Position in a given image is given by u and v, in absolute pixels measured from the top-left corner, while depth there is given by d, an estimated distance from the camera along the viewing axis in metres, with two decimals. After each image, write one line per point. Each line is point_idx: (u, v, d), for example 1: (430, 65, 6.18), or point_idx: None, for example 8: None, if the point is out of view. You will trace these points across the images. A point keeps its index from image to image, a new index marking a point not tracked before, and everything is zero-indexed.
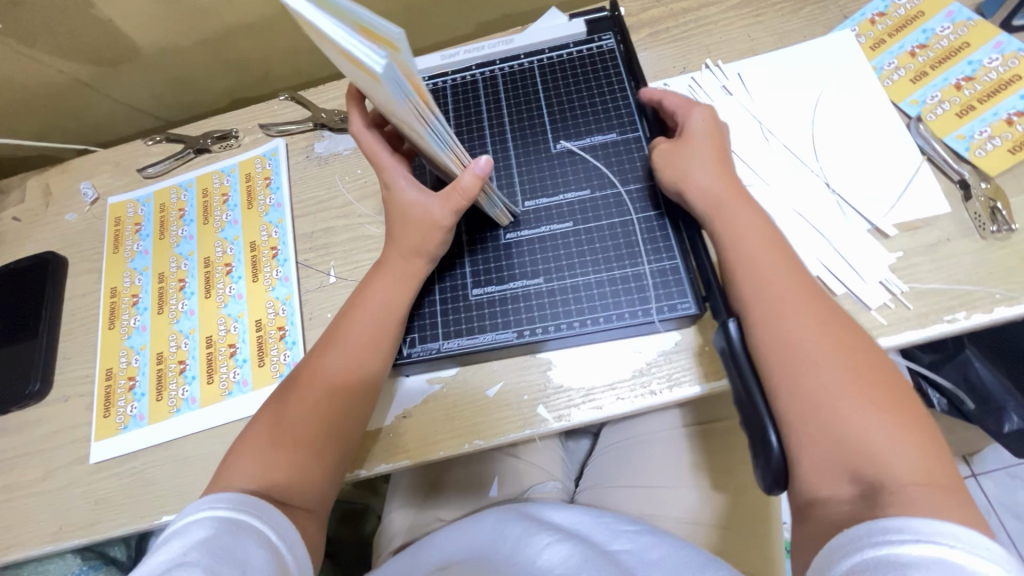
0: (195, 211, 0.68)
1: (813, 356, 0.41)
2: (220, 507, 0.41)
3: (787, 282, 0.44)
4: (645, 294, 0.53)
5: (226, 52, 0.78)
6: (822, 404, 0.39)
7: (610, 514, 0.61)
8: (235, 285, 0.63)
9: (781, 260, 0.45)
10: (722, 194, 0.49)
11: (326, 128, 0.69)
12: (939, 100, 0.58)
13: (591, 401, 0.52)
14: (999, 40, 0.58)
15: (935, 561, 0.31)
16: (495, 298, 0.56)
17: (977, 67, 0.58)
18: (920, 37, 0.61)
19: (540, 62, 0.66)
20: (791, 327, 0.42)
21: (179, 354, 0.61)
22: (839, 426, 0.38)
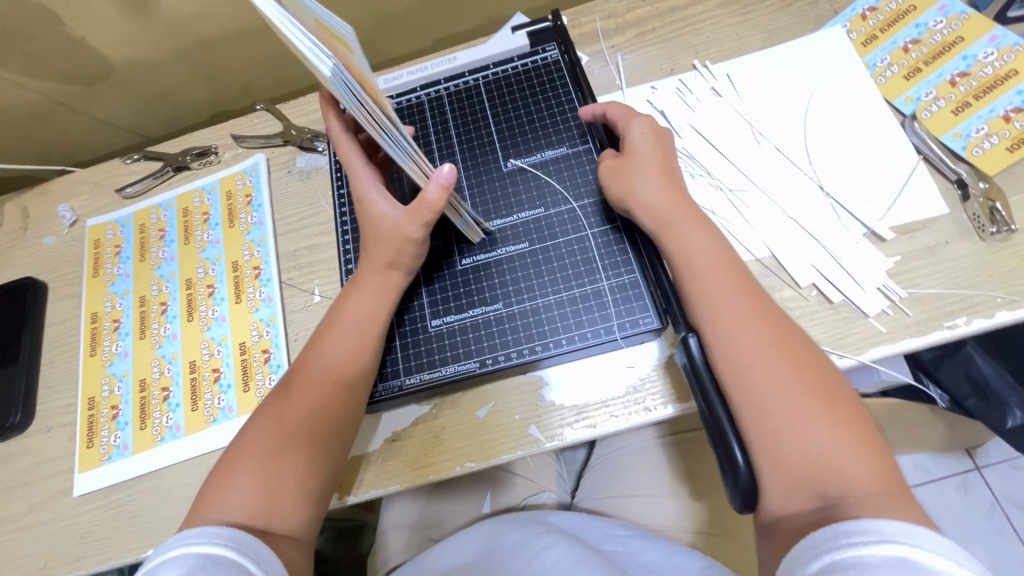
0: (176, 231, 0.67)
1: (771, 377, 0.39)
2: (201, 541, 0.38)
3: (736, 297, 0.42)
4: (605, 311, 0.51)
5: (202, 64, 0.76)
6: (785, 428, 0.37)
7: (606, 521, 0.59)
8: (217, 307, 0.61)
9: (732, 275, 0.43)
10: (669, 209, 0.47)
11: (296, 145, 0.68)
12: (934, 97, 0.55)
13: (584, 419, 0.50)
14: (994, 33, 0.55)
15: (899, 561, 0.29)
16: (455, 326, 0.54)
17: (971, 62, 0.55)
18: (913, 32, 0.57)
19: (485, 79, 0.64)
20: (743, 345, 0.40)
21: (163, 380, 0.59)
22: (803, 449, 0.36)
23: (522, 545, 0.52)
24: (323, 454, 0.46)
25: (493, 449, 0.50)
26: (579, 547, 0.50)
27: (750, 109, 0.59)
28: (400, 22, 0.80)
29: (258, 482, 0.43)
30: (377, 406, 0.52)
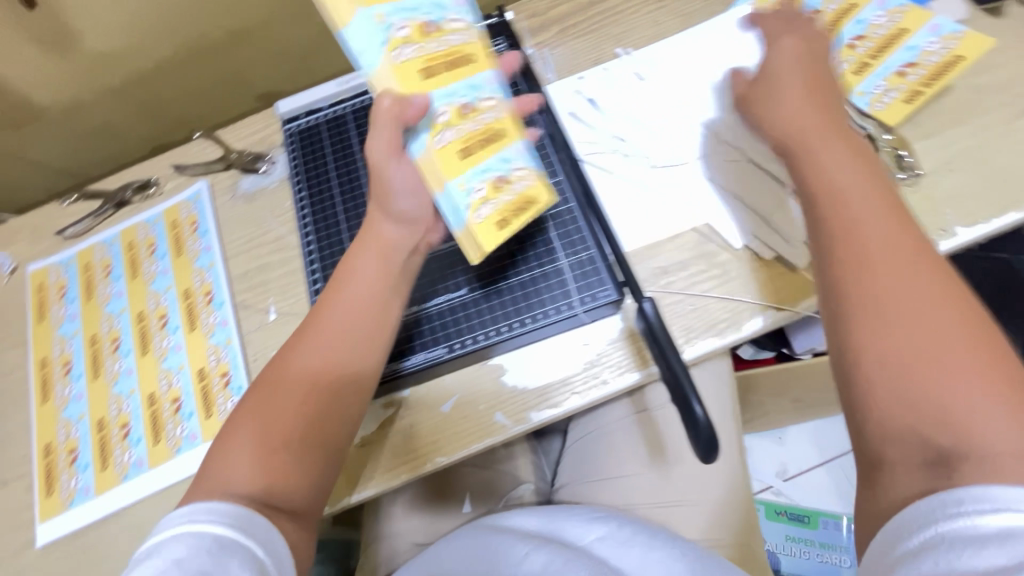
0: (122, 266, 0.65)
1: (918, 311, 0.35)
2: (210, 522, 0.39)
3: (885, 223, 0.38)
4: (566, 288, 0.52)
5: (137, 97, 0.76)
6: (913, 363, 0.34)
7: (581, 509, 0.60)
8: (172, 337, 0.60)
9: (885, 204, 0.39)
10: (804, 131, 0.44)
11: (237, 168, 0.68)
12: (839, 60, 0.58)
13: (547, 400, 0.51)
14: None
15: (1015, 531, 0.28)
16: (446, 308, 0.54)
17: (866, 25, 0.59)
18: (812, 2, 0.61)
19: None
20: (880, 271, 0.37)
21: (121, 417, 0.58)
22: (931, 388, 0.33)
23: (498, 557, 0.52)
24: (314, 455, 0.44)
25: (460, 441, 0.51)
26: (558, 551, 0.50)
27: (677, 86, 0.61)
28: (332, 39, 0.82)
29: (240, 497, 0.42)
30: (401, 382, 0.53)
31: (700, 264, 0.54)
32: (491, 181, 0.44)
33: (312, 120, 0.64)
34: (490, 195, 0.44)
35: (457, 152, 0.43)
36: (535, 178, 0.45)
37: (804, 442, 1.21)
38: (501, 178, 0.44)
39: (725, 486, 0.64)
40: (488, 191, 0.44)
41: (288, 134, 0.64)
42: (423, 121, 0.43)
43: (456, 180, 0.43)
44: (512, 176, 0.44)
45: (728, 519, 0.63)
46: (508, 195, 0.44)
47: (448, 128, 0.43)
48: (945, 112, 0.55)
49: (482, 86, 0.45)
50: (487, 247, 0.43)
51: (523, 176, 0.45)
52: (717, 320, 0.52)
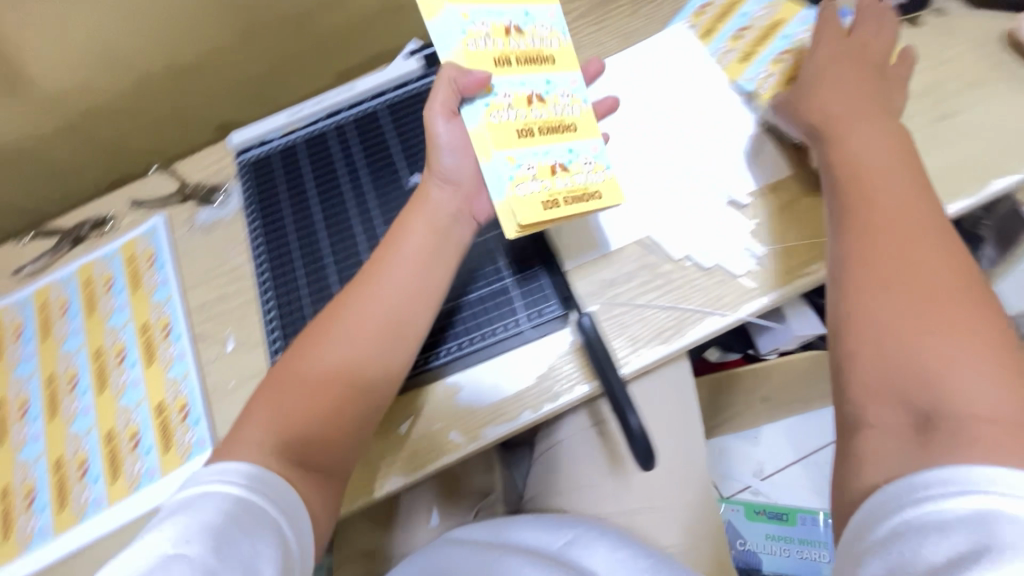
0: (79, 303, 0.65)
1: (929, 277, 0.40)
2: (240, 493, 0.39)
3: (904, 208, 0.43)
4: (512, 306, 0.55)
5: (93, 134, 0.77)
6: (909, 323, 0.39)
7: (548, 516, 0.60)
8: (130, 372, 0.60)
9: (909, 186, 0.45)
10: (835, 121, 0.50)
11: (193, 200, 0.69)
12: (768, 73, 0.60)
13: (501, 415, 0.52)
14: (803, 14, 0.62)
15: (979, 513, 0.30)
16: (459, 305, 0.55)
17: (791, 40, 0.61)
18: (741, 21, 0.64)
19: (386, 104, 0.65)
20: (899, 246, 0.42)
21: (79, 456, 0.58)
22: (927, 349, 0.37)
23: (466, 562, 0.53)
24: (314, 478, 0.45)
25: (417, 461, 0.52)
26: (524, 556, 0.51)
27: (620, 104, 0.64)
28: (288, 69, 0.83)
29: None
30: (441, 370, 0.54)
31: (644, 275, 0.56)
32: (546, 163, 0.48)
33: (264, 152, 0.65)
34: (541, 174, 0.48)
35: (517, 131, 0.48)
36: (600, 173, 0.50)
37: (779, 439, 1.23)
38: (558, 163, 0.48)
39: (689, 493, 0.65)
40: (538, 170, 0.48)
41: (241, 166, 0.65)
42: (482, 95, 0.47)
43: (509, 152, 0.47)
44: (569, 166, 0.49)
45: (694, 525, 0.64)
46: (562, 178, 0.48)
47: (512, 110, 0.48)
48: None
49: (553, 83, 0.51)
50: (527, 217, 0.45)
51: (582, 168, 0.50)
52: (662, 328, 0.54)
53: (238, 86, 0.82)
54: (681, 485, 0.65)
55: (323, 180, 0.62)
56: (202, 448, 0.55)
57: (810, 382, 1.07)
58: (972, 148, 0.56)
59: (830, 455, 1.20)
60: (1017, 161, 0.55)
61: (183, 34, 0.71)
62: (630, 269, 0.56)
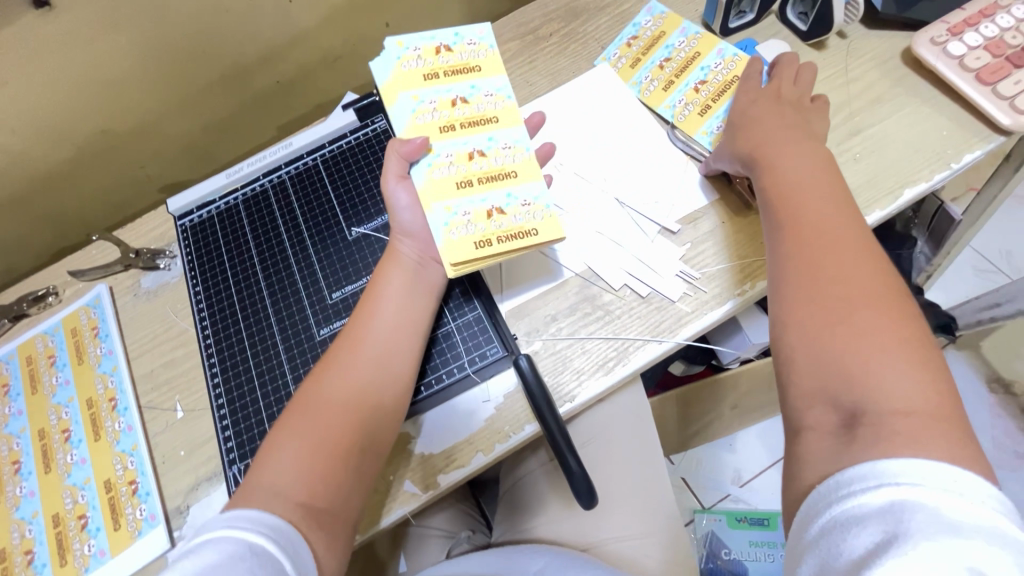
0: (21, 382, 0.64)
1: (857, 291, 0.40)
2: (268, 543, 0.40)
3: (829, 217, 0.45)
4: (457, 351, 0.56)
5: (32, 207, 0.76)
6: (850, 333, 0.39)
7: (516, 548, 0.60)
8: (76, 451, 0.59)
9: (835, 204, 0.46)
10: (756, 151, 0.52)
11: (138, 267, 0.68)
12: (685, 102, 0.64)
13: (454, 461, 0.52)
14: (720, 47, 0.65)
15: (894, 504, 0.31)
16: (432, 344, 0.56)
17: (708, 71, 0.64)
18: (665, 52, 0.67)
19: (323, 157, 0.66)
20: (825, 254, 0.43)
21: (24, 543, 0.56)
22: (853, 349, 0.38)
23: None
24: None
25: (373, 515, 0.52)
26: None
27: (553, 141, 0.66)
28: (231, 125, 0.84)
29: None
30: (419, 409, 0.54)
31: (584, 308, 0.57)
32: (482, 209, 0.52)
33: (205, 214, 0.66)
34: (477, 219, 0.52)
35: (456, 184, 0.53)
36: (539, 213, 0.52)
37: (754, 445, 1.24)
38: (495, 207, 0.52)
39: (657, 515, 0.65)
40: (474, 216, 0.52)
41: (181, 230, 0.65)
42: (426, 157, 0.54)
43: (446, 203, 0.52)
44: (507, 208, 0.52)
45: (665, 547, 0.63)
46: (497, 221, 0.52)
47: (452, 167, 0.54)
48: None
49: (496, 139, 0.55)
50: (458, 257, 0.50)
51: (521, 209, 0.52)
52: (605, 358, 0.55)
53: (181, 148, 0.82)
54: (647, 507, 0.65)
55: (264, 238, 0.63)
56: (152, 523, 0.54)
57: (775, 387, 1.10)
58: (882, 159, 0.60)
59: None
60: (924, 169, 0.59)
61: (118, 103, 0.71)
62: (571, 302, 0.57)
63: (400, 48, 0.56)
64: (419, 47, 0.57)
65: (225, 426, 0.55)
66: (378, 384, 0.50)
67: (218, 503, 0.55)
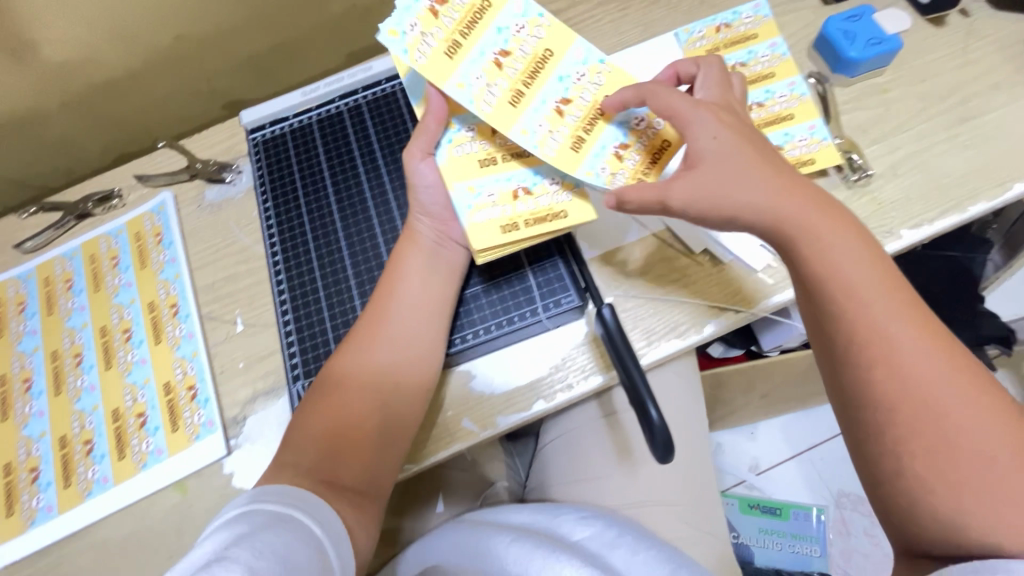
0: (84, 280, 0.64)
1: (931, 388, 0.37)
2: (264, 503, 0.40)
3: (873, 301, 0.40)
4: (531, 296, 0.55)
5: (100, 108, 0.75)
6: (947, 437, 0.36)
7: (565, 506, 0.58)
8: (137, 351, 0.60)
9: (881, 278, 0.41)
10: (788, 222, 0.42)
11: (203, 178, 0.67)
12: (548, 129, 0.48)
13: (513, 404, 0.52)
14: (578, 48, 0.50)
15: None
16: (501, 288, 0.55)
17: (568, 85, 0.49)
18: (498, 39, 0.48)
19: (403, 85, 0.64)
20: (871, 325, 0.39)
21: (85, 434, 0.57)
22: (929, 428, 0.37)
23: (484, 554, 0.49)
24: (343, 468, 0.46)
25: (430, 448, 0.52)
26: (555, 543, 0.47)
27: None
28: (300, 46, 0.82)
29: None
30: (479, 351, 0.54)
31: (660, 268, 0.55)
32: (507, 190, 0.49)
33: (278, 130, 0.64)
34: (503, 200, 0.49)
35: (479, 161, 0.50)
36: (568, 193, 0.49)
37: (775, 436, 1.23)
38: (521, 188, 0.49)
39: (698, 486, 0.64)
40: (499, 197, 0.49)
41: (251, 144, 0.64)
42: (447, 132, 0.50)
43: (470, 182, 0.49)
44: (534, 188, 0.49)
45: (701, 517, 0.63)
46: (524, 202, 0.49)
47: (474, 143, 0.50)
48: (891, 119, 0.59)
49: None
50: (484, 243, 0.47)
51: (548, 189, 0.49)
52: (677, 322, 0.54)
53: (247, 64, 0.80)
54: (686, 475, 0.64)
55: (337, 161, 0.61)
56: (210, 429, 0.55)
57: (808, 381, 1.08)
58: (996, 149, 0.56)
59: (824, 452, 1.20)
60: None
61: (193, 9, 0.69)
62: (645, 264, 0.56)
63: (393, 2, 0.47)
64: (414, 22, 0.46)
65: (290, 341, 0.55)
66: (409, 353, 0.50)
67: (275, 417, 0.55)
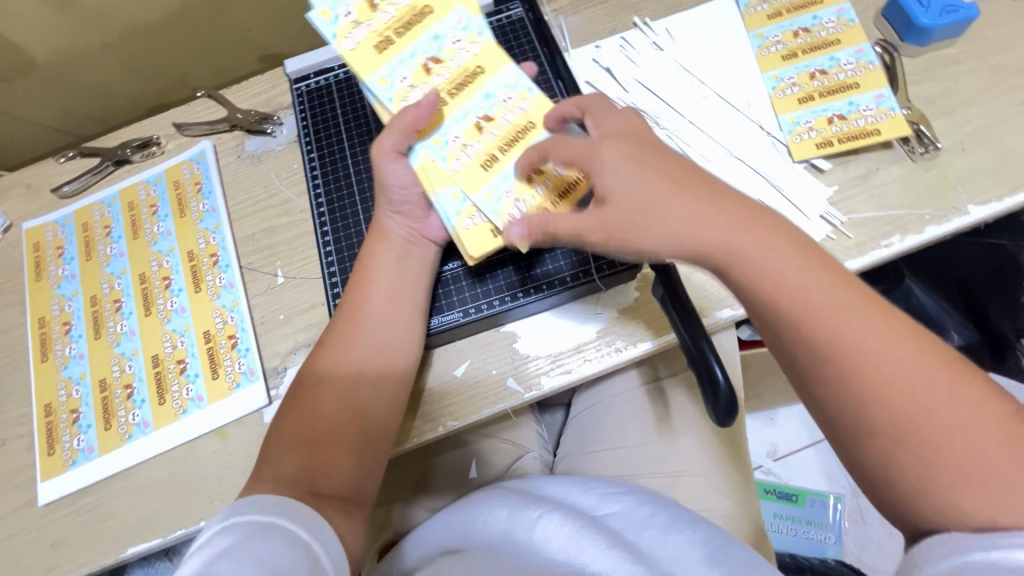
0: (123, 227, 0.64)
1: (910, 398, 0.32)
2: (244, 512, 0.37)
3: (826, 312, 0.34)
4: (583, 255, 0.53)
5: (135, 54, 0.73)
6: (938, 449, 0.31)
7: (595, 480, 0.52)
8: (176, 299, 0.59)
9: (831, 282, 0.35)
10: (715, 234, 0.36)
11: (242, 129, 0.66)
12: (460, 142, 0.48)
13: (560, 366, 0.52)
14: (510, 71, 0.49)
15: None
16: (554, 245, 0.54)
17: (493, 102, 0.48)
18: (432, 47, 0.49)
19: None
20: (828, 343, 0.34)
21: (125, 378, 0.57)
22: (915, 439, 0.32)
23: (511, 534, 0.44)
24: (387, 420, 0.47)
25: (476, 405, 0.51)
26: (583, 526, 0.42)
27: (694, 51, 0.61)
28: None
29: (294, 467, 0.43)
30: (525, 310, 0.53)
31: None
32: (518, 180, 0.47)
33: (322, 80, 0.65)
34: (520, 192, 0.47)
35: (480, 165, 0.47)
36: None
37: (795, 423, 1.22)
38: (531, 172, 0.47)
39: (737, 460, 0.64)
40: (516, 190, 0.47)
41: (296, 94, 0.65)
42: (425, 145, 0.48)
43: (454, 189, 0.47)
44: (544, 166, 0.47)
45: (735, 490, 0.62)
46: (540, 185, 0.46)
47: (466, 150, 0.48)
48: (961, 92, 0.56)
49: (494, 96, 0.49)
50: (479, 248, 0.46)
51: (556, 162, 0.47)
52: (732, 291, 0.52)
53: (287, 16, 0.78)
54: (724, 448, 0.63)
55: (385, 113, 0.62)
56: (251, 378, 0.55)
57: None
58: None
59: None
60: None
61: None
62: None
63: (328, 20, 0.49)
64: (349, 10, 0.49)
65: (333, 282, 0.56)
66: (387, 345, 0.48)
67: None
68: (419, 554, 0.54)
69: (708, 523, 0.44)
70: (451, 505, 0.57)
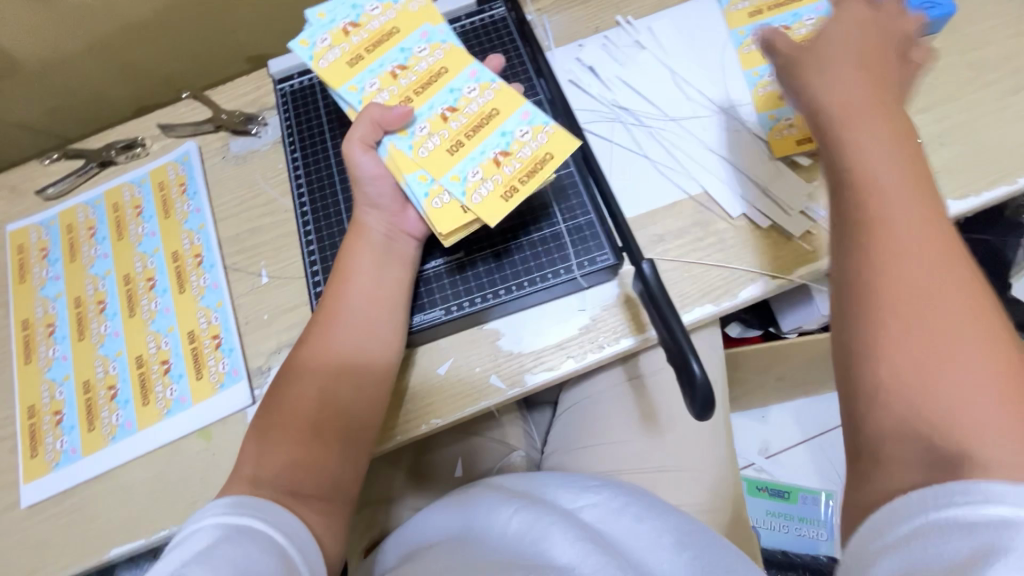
0: (107, 228, 0.64)
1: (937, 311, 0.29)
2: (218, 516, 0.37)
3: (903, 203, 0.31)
4: (564, 252, 0.53)
5: (120, 55, 0.73)
6: (940, 370, 0.28)
7: (577, 474, 0.52)
8: (160, 299, 0.59)
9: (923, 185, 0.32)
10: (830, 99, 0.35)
11: (227, 129, 0.66)
12: (428, 133, 0.49)
13: (542, 363, 0.52)
14: (473, 68, 0.51)
15: None
16: (535, 242, 0.54)
17: (458, 95, 0.50)
18: (399, 57, 0.51)
19: None
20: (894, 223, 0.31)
21: (108, 379, 0.57)
22: (923, 350, 0.28)
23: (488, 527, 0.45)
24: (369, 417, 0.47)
25: (459, 402, 0.52)
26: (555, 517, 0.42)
27: (674, 49, 0.61)
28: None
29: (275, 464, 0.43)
30: (507, 307, 0.53)
31: (697, 232, 0.54)
32: (487, 161, 0.48)
33: (306, 81, 0.65)
34: (487, 171, 0.47)
35: (447, 150, 0.48)
36: (542, 133, 0.48)
37: (787, 420, 1.22)
38: (499, 154, 0.48)
39: (723, 456, 0.64)
40: (483, 171, 0.48)
41: (280, 94, 0.65)
42: (397, 138, 0.49)
43: (421, 172, 0.48)
44: (509, 148, 0.48)
45: (721, 485, 0.62)
46: (508, 164, 0.47)
47: (432, 138, 0.49)
48: (940, 88, 0.57)
49: (458, 91, 0.50)
50: (449, 225, 0.47)
51: (521, 142, 0.48)
52: (712, 287, 0.52)
53: (272, 17, 0.78)
54: (710, 444, 0.63)
55: None
56: (235, 378, 0.55)
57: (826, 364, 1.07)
58: None
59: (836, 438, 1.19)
60: None
61: None
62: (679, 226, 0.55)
63: (307, 47, 0.52)
64: (325, 37, 0.52)
65: (316, 281, 0.56)
66: (370, 342, 0.48)
67: None
68: (399, 548, 0.54)
69: (682, 515, 0.44)
70: (439, 501, 0.56)
